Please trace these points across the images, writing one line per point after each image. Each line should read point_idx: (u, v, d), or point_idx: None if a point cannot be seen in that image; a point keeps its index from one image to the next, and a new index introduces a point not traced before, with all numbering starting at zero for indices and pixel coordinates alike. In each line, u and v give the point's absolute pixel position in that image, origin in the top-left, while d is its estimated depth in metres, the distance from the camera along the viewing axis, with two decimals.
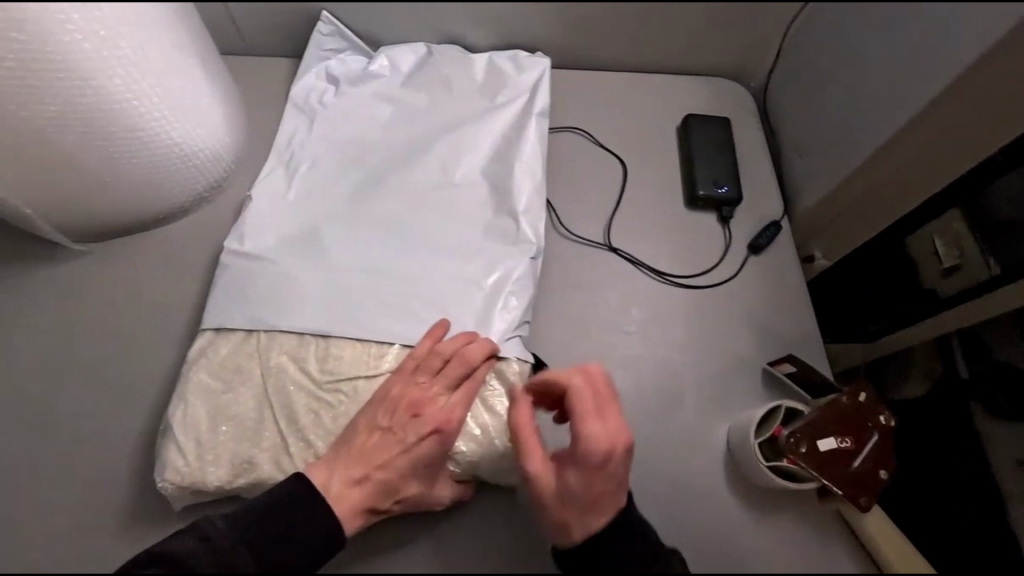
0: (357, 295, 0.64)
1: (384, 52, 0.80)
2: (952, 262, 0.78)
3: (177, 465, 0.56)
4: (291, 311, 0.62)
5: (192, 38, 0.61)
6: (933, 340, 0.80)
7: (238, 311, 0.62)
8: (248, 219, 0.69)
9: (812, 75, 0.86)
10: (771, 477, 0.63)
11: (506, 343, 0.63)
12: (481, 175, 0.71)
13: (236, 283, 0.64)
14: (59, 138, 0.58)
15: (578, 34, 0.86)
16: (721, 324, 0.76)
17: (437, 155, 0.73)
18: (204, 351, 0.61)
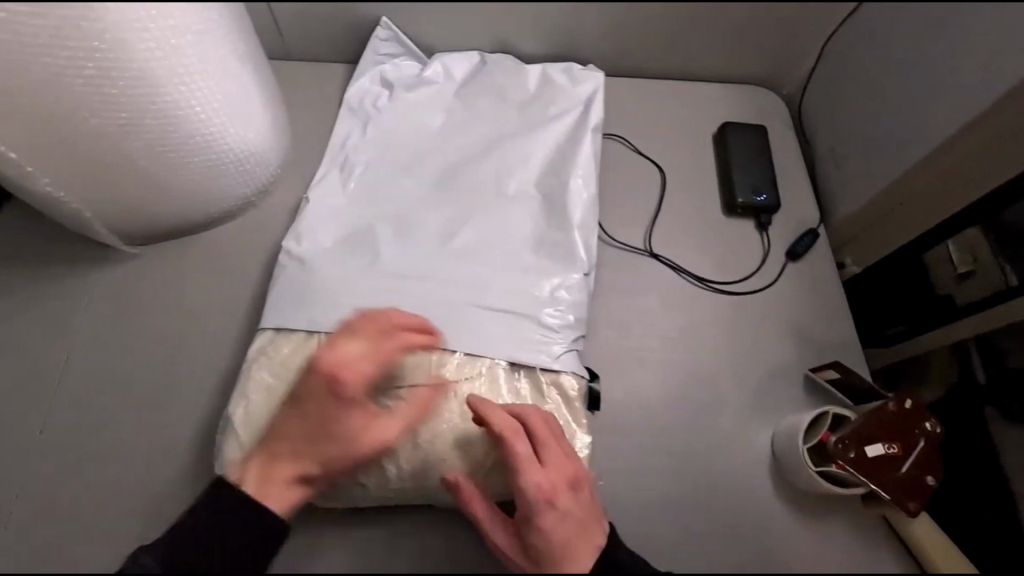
0: (414, 296, 0.65)
1: (438, 58, 0.83)
2: (967, 269, 0.81)
3: (238, 462, 0.57)
4: (351, 315, 0.64)
5: (248, 44, 0.62)
6: (950, 345, 0.84)
7: (298, 313, 0.64)
8: (308, 222, 0.71)
9: (848, 84, 0.86)
10: (819, 482, 0.64)
11: (564, 357, 0.64)
12: (536, 187, 0.75)
13: (295, 281, 0.66)
14: (122, 144, 0.58)
15: (619, 43, 0.88)
16: (763, 331, 0.76)
17: (492, 163, 0.76)
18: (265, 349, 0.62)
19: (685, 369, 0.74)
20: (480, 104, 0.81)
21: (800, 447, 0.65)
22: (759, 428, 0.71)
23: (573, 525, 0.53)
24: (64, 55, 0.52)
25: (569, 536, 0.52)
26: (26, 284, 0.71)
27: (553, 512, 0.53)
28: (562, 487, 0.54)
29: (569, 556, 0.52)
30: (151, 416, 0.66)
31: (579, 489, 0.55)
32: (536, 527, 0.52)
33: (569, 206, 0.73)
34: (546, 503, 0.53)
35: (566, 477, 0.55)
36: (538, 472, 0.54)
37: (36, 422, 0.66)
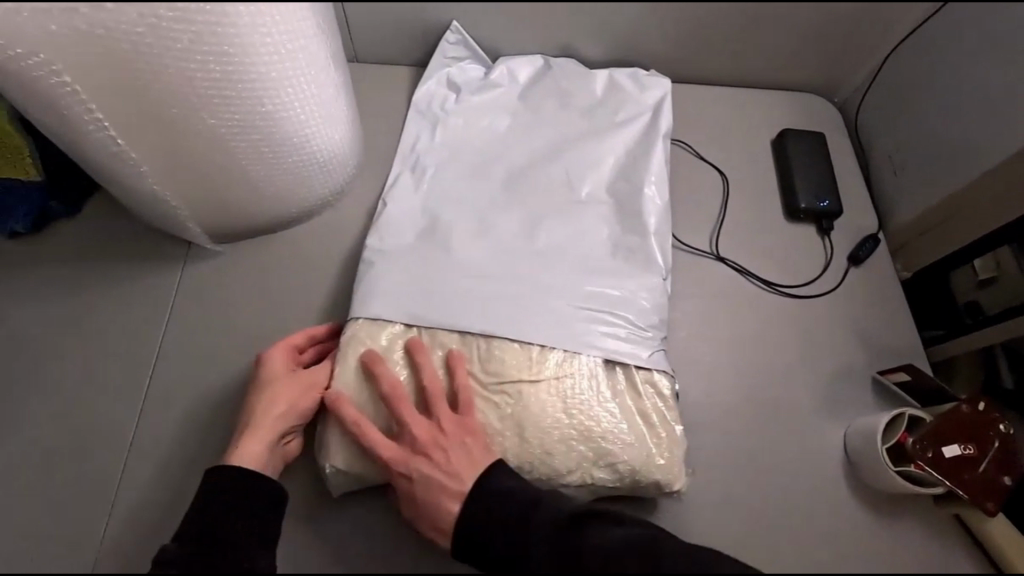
0: (502, 296, 0.66)
1: (503, 62, 0.84)
2: (988, 275, 0.86)
3: (346, 452, 0.58)
4: (445, 311, 0.65)
5: (331, 39, 0.62)
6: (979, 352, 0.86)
7: (392, 308, 0.64)
8: (387, 222, 0.71)
9: (906, 94, 0.89)
10: (899, 482, 0.65)
11: (653, 356, 0.66)
12: (607, 192, 0.76)
13: (384, 277, 0.66)
14: (230, 144, 0.58)
15: (683, 50, 0.89)
16: (829, 333, 0.78)
17: (563, 166, 0.77)
18: (361, 340, 0.63)
19: (756, 369, 0.75)
20: (547, 108, 0.82)
21: (878, 447, 0.66)
22: (831, 427, 0.73)
23: (433, 493, 0.53)
24: (195, 61, 0.50)
25: (435, 503, 0.53)
26: (108, 279, 0.72)
27: (405, 479, 0.55)
28: (411, 455, 0.55)
29: (437, 500, 0.53)
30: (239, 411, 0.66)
31: (432, 453, 0.55)
32: (409, 471, 0.55)
33: (644, 207, 0.75)
34: (392, 471, 0.55)
35: (416, 445, 0.55)
36: (379, 445, 0.56)
37: (124, 416, 0.66)
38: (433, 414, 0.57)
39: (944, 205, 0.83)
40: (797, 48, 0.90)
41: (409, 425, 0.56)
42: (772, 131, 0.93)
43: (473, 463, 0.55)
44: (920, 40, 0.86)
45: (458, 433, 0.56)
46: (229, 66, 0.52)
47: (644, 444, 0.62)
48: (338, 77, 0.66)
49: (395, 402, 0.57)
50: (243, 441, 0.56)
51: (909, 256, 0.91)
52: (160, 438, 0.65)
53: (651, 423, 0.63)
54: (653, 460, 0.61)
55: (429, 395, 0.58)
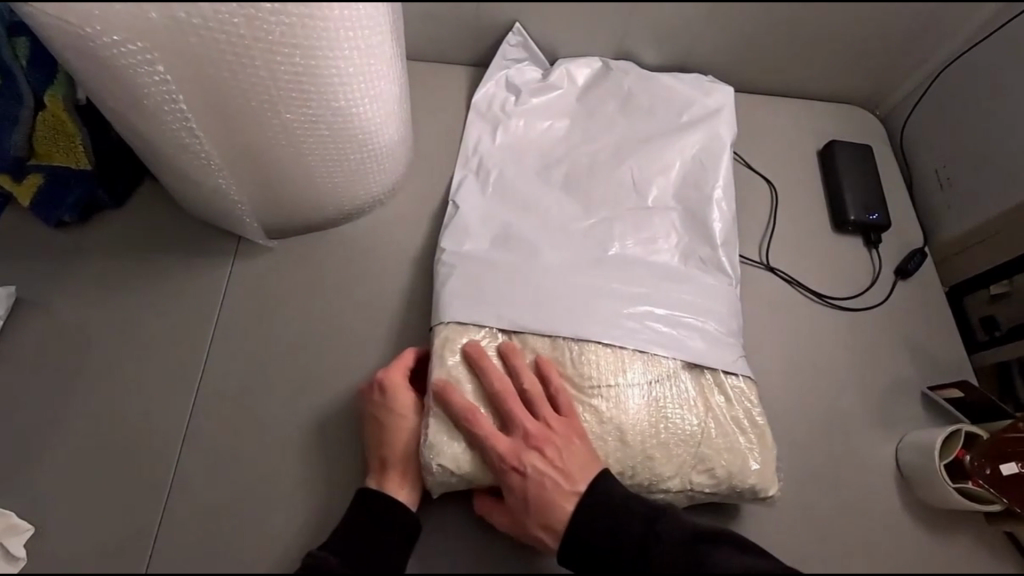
0: (578, 301, 0.66)
1: (562, 65, 0.82)
2: (1001, 290, 0.85)
3: (452, 453, 0.57)
4: (527, 315, 0.64)
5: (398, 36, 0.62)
6: (994, 367, 0.85)
7: (477, 310, 0.64)
8: (463, 228, 0.71)
9: (953, 109, 0.89)
10: (958, 499, 0.65)
11: (735, 360, 0.68)
12: (674, 198, 0.77)
13: (463, 279, 0.66)
14: (301, 138, 0.58)
15: (735, 57, 0.89)
16: (879, 346, 0.78)
17: (629, 174, 0.76)
18: (451, 341, 0.62)
19: (808, 382, 0.75)
20: (606, 113, 0.81)
21: (936, 463, 0.67)
22: (882, 440, 0.73)
23: (547, 487, 0.54)
24: (281, 53, 0.50)
25: (550, 499, 0.54)
26: (160, 272, 0.70)
27: (517, 475, 0.55)
28: (523, 450, 0.56)
29: (551, 497, 0.54)
30: (296, 411, 0.65)
31: (547, 452, 0.56)
32: (523, 468, 0.55)
33: (709, 216, 0.75)
34: (504, 465, 0.56)
35: (528, 441, 0.56)
36: (493, 439, 0.56)
37: (177, 414, 0.64)
38: (541, 417, 0.58)
39: (988, 224, 0.83)
40: (846, 60, 0.90)
41: (520, 421, 0.57)
42: (820, 144, 0.93)
43: (585, 464, 0.56)
44: (972, 55, 0.86)
45: (567, 435, 0.57)
46: (313, 60, 0.51)
47: (743, 450, 0.63)
48: (403, 75, 0.66)
49: (504, 400, 0.58)
50: (399, 483, 0.59)
51: (948, 272, 0.91)
52: (215, 437, 0.63)
53: (742, 427, 0.65)
54: (753, 463, 0.63)
55: (534, 398, 0.59)
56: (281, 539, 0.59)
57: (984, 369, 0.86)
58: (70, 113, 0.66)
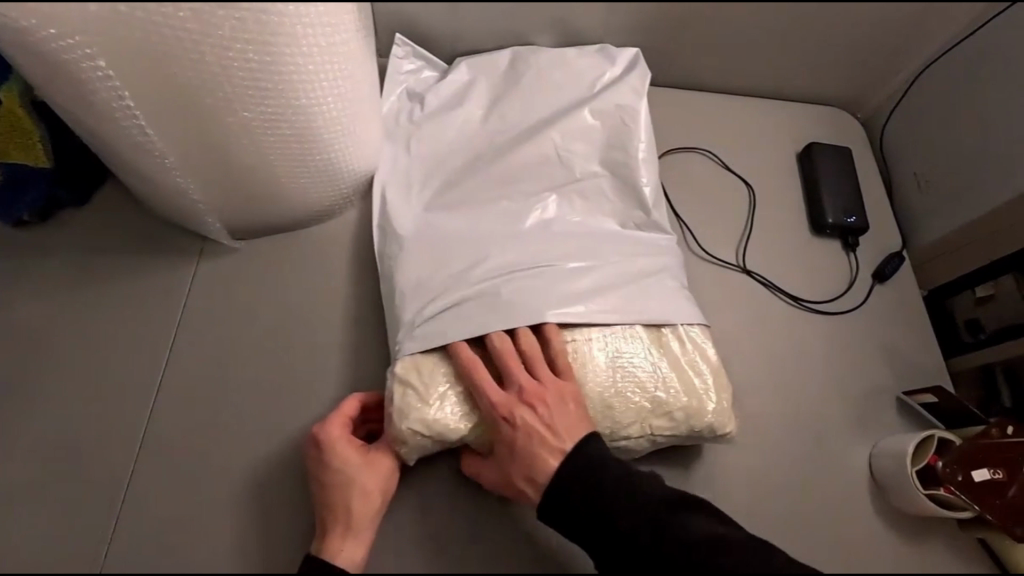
0: (520, 289, 0.66)
1: (461, 62, 0.82)
2: (986, 293, 0.85)
3: (421, 411, 0.59)
4: (472, 313, 0.64)
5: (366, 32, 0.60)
6: (976, 374, 0.85)
7: (424, 327, 0.64)
8: (401, 249, 0.70)
9: (930, 112, 0.89)
10: (927, 505, 0.64)
11: (684, 311, 0.69)
12: (599, 163, 0.77)
13: (411, 297, 0.66)
14: (261, 137, 0.56)
15: (711, 57, 0.89)
16: (854, 349, 0.78)
17: (557, 152, 0.76)
18: (410, 373, 0.61)
19: (783, 385, 0.74)
20: (517, 95, 0.80)
21: (908, 470, 0.65)
22: (858, 446, 0.72)
23: (534, 439, 0.55)
24: (235, 50, 0.49)
25: (535, 451, 0.55)
26: (123, 273, 0.69)
27: (508, 425, 0.57)
28: (517, 404, 0.58)
29: (535, 449, 0.55)
30: (262, 416, 0.64)
31: (537, 407, 0.57)
32: (515, 421, 0.57)
33: (639, 179, 0.75)
34: (497, 414, 0.57)
35: (522, 396, 0.58)
36: (487, 389, 0.58)
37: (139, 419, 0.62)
38: (537, 375, 0.60)
39: (964, 230, 0.83)
40: (825, 59, 0.89)
41: (517, 378, 0.59)
42: (798, 145, 0.92)
43: (575, 423, 0.57)
44: (948, 60, 0.87)
45: (560, 394, 0.58)
46: (267, 57, 0.50)
47: (692, 387, 0.64)
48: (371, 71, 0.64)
49: (503, 360, 0.61)
50: (347, 545, 0.55)
51: (928, 276, 0.90)
52: (176, 444, 0.61)
53: (697, 371, 0.66)
54: (710, 405, 0.64)
55: (532, 359, 0.61)
56: (243, 549, 0.58)
57: (965, 375, 0.86)
58: (26, 107, 0.62)
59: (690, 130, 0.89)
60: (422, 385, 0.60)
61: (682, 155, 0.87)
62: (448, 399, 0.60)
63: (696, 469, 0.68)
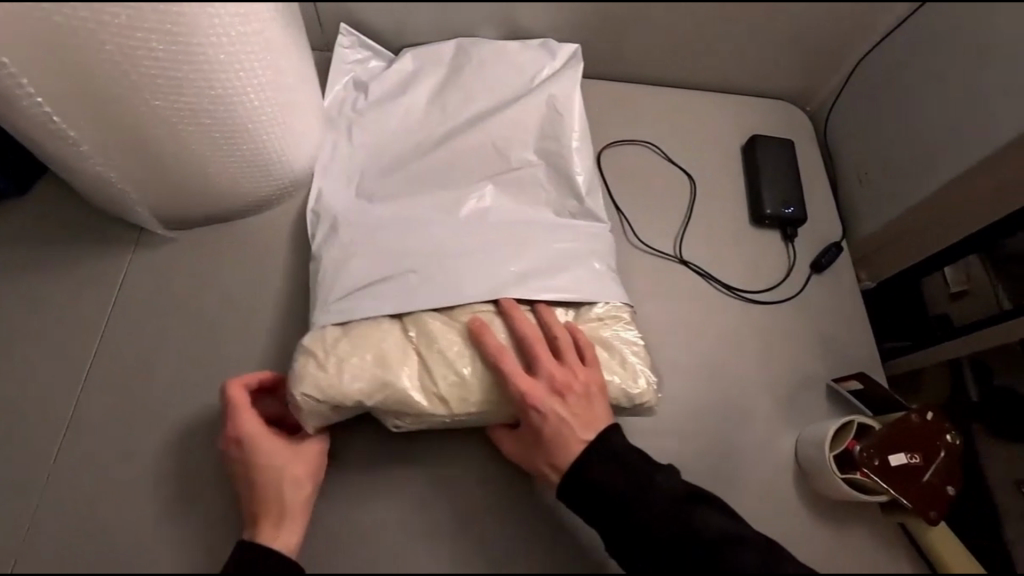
0: (444, 269, 0.67)
1: (406, 53, 0.83)
2: (961, 289, 0.94)
3: (314, 375, 0.59)
4: (386, 293, 0.65)
5: (291, 26, 0.62)
6: (943, 364, 0.91)
7: (339, 302, 0.64)
8: (333, 235, 0.70)
9: (871, 104, 0.91)
10: (844, 489, 0.65)
11: (611, 289, 0.70)
12: (535, 151, 0.77)
13: (333, 274, 0.67)
14: (178, 128, 0.58)
15: (654, 52, 0.91)
16: (789, 338, 0.79)
17: (494, 141, 0.77)
18: (317, 345, 0.61)
19: (716, 373, 0.75)
20: (459, 86, 0.81)
21: (827, 456, 0.66)
22: (784, 434, 0.73)
23: (562, 428, 0.58)
24: (137, 40, 0.50)
25: (564, 439, 0.58)
26: (63, 264, 0.70)
27: (536, 415, 0.58)
28: (547, 394, 0.59)
29: (563, 438, 0.58)
30: (194, 403, 0.66)
31: (564, 398, 0.59)
32: (542, 410, 0.58)
33: (573, 168, 0.76)
34: (525, 404, 0.59)
35: (553, 387, 0.60)
36: (518, 379, 0.59)
37: (75, 408, 0.64)
38: (565, 362, 0.62)
39: (898, 221, 0.87)
40: (767, 54, 0.91)
41: (545, 367, 0.60)
42: (743, 137, 0.93)
43: (597, 415, 0.59)
44: (884, 55, 0.89)
45: (585, 383, 0.61)
46: (174, 46, 0.52)
47: (606, 364, 0.64)
48: (301, 64, 0.66)
49: (533, 346, 0.62)
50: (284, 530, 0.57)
51: (869, 267, 0.96)
52: (110, 430, 0.64)
53: (616, 348, 0.66)
54: (624, 377, 0.64)
55: (561, 346, 0.63)
56: (170, 530, 0.60)
57: (931, 366, 0.92)
58: None
59: (633, 123, 0.91)
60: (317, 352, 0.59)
61: (624, 147, 0.89)
62: (345, 363, 0.59)
63: None
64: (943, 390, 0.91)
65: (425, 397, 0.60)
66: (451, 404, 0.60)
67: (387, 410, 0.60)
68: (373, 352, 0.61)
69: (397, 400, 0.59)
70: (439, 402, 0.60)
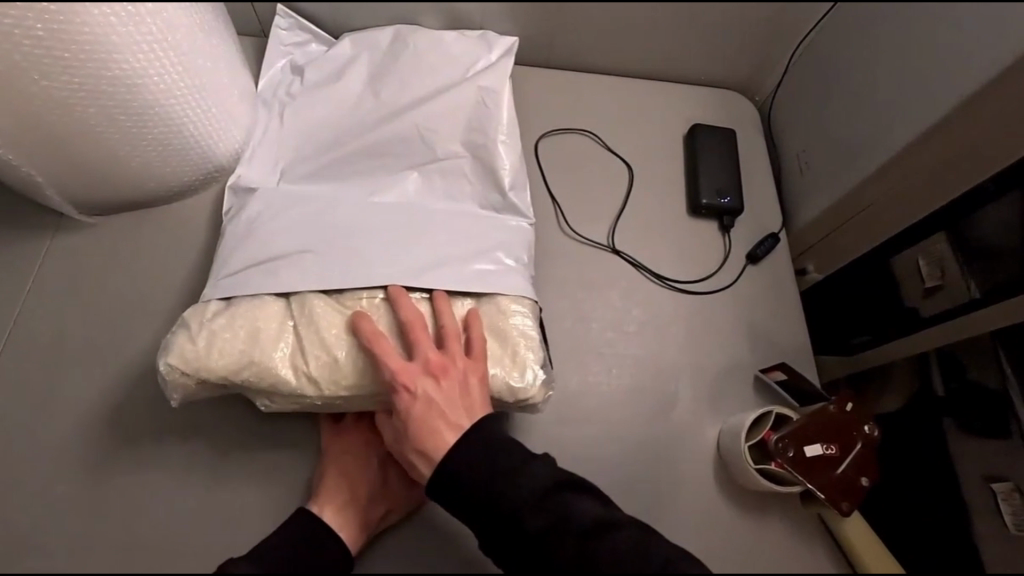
0: (355, 248, 0.68)
1: (347, 36, 0.82)
2: (935, 282, 0.84)
3: (183, 348, 0.60)
4: (274, 275, 0.66)
5: (206, 17, 0.65)
6: (913, 358, 0.87)
7: (229, 278, 0.66)
8: (245, 215, 0.71)
9: (815, 94, 0.91)
10: (758, 480, 0.65)
11: (520, 282, 0.70)
12: (464, 145, 0.77)
13: (244, 235, 0.69)
14: (76, 110, 0.59)
15: (596, 40, 0.90)
16: (719, 329, 0.78)
17: (422, 131, 0.76)
18: (198, 315, 0.63)
19: (641, 363, 0.75)
20: (393, 73, 0.79)
21: (743, 445, 0.66)
22: (709, 423, 0.73)
23: (431, 411, 0.57)
24: (12, 16, 0.52)
25: (430, 422, 0.56)
26: None
27: (407, 395, 0.58)
28: (420, 376, 0.59)
29: (431, 423, 0.56)
30: (115, 386, 0.67)
31: (437, 384, 0.58)
32: (413, 393, 0.58)
33: (498, 162, 0.76)
34: (397, 384, 0.58)
35: (426, 370, 0.59)
36: (387, 364, 0.59)
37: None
38: (445, 349, 0.61)
39: (836, 210, 0.89)
40: (711, 42, 0.90)
41: (421, 350, 0.60)
42: (686, 126, 0.92)
43: (473, 403, 0.58)
44: (826, 46, 0.89)
45: (464, 371, 0.60)
46: (56, 24, 0.53)
47: (493, 356, 0.65)
48: (219, 52, 0.67)
49: (412, 330, 0.62)
50: (347, 514, 0.61)
51: (817, 259, 0.96)
52: (27, 411, 0.65)
53: (509, 340, 0.65)
54: (510, 371, 0.64)
55: (446, 334, 0.62)
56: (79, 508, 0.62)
57: (902, 360, 0.88)
58: None
59: (573, 111, 0.90)
60: (190, 324, 0.61)
61: (562, 136, 0.88)
62: (216, 335, 0.61)
63: (535, 441, 0.70)
64: (913, 386, 0.86)
65: (297, 376, 0.61)
66: (320, 382, 0.61)
67: (260, 389, 0.61)
68: (248, 329, 0.62)
69: (266, 377, 0.60)
70: (308, 381, 0.61)
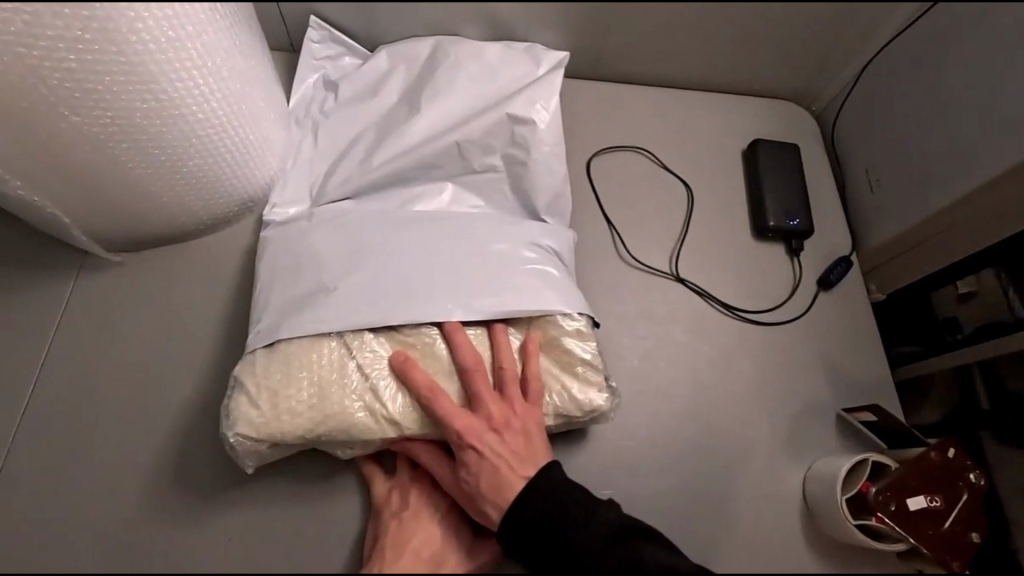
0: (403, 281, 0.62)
1: (382, 49, 0.76)
2: (969, 289, 0.82)
3: (249, 416, 0.55)
4: (315, 314, 0.59)
5: (248, 38, 0.59)
6: (954, 370, 0.81)
7: (270, 321, 0.60)
8: (277, 247, 0.64)
9: (881, 106, 0.85)
10: (858, 537, 0.60)
11: (572, 300, 0.64)
12: (506, 161, 0.71)
13: (283, 269, 0.63)
14: (111, 146, 0.54)
15: (650, 52, 0.84)
16: (794, 363, 0.73)
17: (461, 146, 0.70)
18: (251, 370, 0.57)
19: (714, 402, 0.70)
20: (434, 85, 0.73)
21: (838, 499, 0.61)
22: (789, 468, 0.67)
23: (500, 468, 0.53)
24: (41, 47, 0.47)
25: (501, 479, 0.53)
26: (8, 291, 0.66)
27: (473, 452, 0.54)
28: (484, 429, 0.55)
29: (501, 477, 0.53)
30: (149, 441, 0.61)
31: (502, 429, 0.55)
32: (478, 450, 0.54)
33: (533, 182, 0.71)
34: (462, 441, 0.54)
35: (489, 422, 0.55)
36: (453, 415, 0.55)
37: (19, 446, 0.60)
38: (506, 395, 0.58)
39: (903, 234, 0.81)
40: (771, 53, 0.84)
41: (483, 399, 0.56)
42: (745, 142, 0.86)
43: (537, 449, 0.56)
44: (894, 54, 0.83)
45: (526, 418, 0.57)
46: (88, 56, 0.48)
47: (552, 377, 0.62)
48: (262, 75, 0.62)
49: (472, 376, 0.58)
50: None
51: (883, 280, 0.87)
52: (48, 472, 0.59)
53: (568, 355, 0.62)
54: (573, 387, 0.61)
55: (506, 377, 0.59)
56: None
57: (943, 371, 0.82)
58: None
59: (626, 127, 0.84)
60: (248, 383, 0.56)
61: (616, 155, 0.82)
62: (279, 395, 0.56)
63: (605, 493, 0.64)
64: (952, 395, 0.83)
65: (375, 423, 0.56)
66: (401, 423, 0.57)
67: (335, 441, 0.57)
68: (312, 380, 0.57)
69: (340, 427, 0.56)
70: (388, 423, 0.57)
